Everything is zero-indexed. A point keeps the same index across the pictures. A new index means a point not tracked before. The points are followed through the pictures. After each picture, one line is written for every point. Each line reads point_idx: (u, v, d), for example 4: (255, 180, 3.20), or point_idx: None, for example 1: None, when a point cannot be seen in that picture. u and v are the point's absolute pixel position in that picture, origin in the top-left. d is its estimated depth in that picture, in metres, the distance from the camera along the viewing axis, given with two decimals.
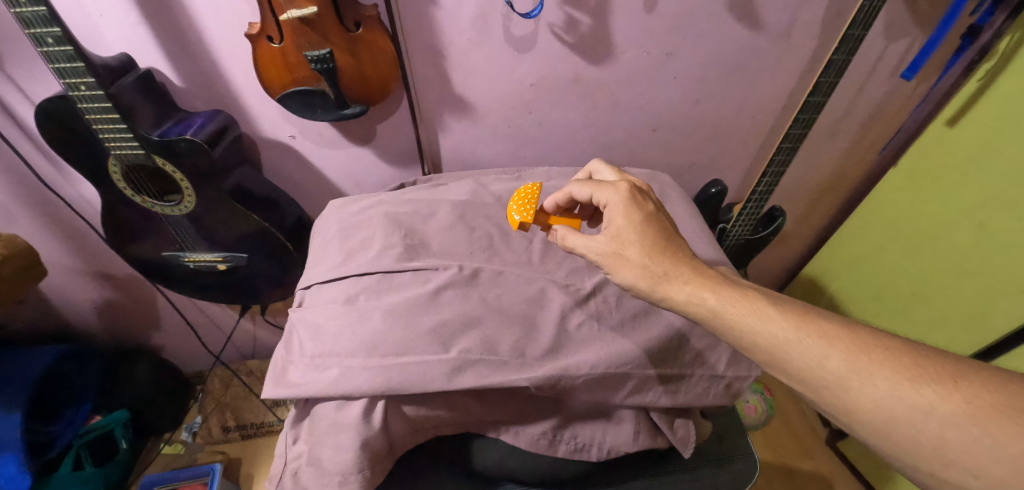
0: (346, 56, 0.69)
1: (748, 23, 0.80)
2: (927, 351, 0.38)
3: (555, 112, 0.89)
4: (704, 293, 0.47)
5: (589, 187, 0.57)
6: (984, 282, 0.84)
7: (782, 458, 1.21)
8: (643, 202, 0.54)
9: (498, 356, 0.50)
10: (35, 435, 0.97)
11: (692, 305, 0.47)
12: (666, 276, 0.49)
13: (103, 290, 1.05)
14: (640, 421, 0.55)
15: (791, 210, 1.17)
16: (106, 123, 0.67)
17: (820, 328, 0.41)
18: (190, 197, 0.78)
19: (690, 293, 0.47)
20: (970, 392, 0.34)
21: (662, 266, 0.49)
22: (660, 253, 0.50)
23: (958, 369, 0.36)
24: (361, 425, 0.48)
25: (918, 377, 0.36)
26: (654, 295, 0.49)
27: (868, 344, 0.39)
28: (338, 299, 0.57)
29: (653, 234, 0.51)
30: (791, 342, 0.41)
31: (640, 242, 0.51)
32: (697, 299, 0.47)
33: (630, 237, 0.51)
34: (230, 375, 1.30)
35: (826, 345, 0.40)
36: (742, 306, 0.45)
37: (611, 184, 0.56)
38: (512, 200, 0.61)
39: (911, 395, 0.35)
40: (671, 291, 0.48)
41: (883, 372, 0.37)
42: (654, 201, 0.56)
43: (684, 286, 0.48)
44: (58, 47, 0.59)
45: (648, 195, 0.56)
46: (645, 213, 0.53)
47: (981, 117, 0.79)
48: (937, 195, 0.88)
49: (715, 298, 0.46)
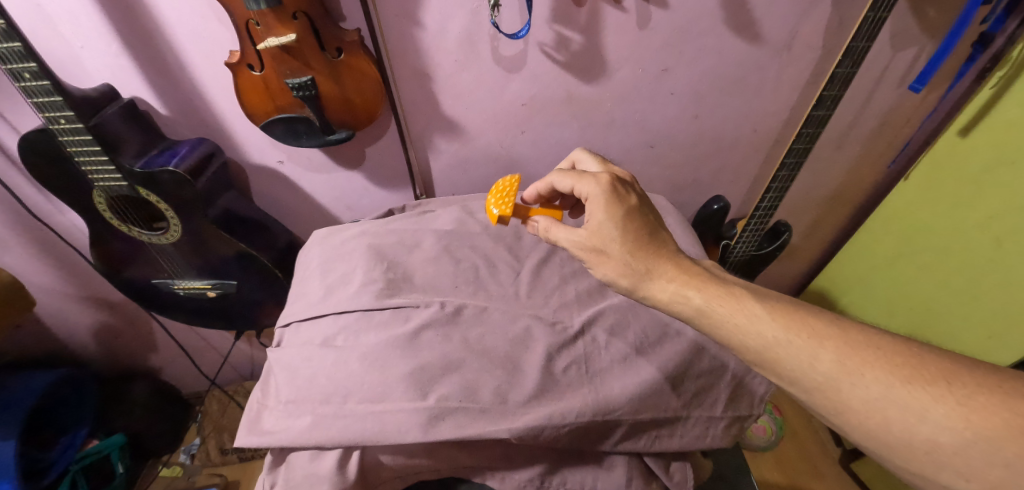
0: (329, 83, 0.67)
1: (748, 37, 0.77)
2: (922, 349, 0.36)
3: (548, 131, 0.87)
4: (689, 291, 0.45)
5: (571, 178, 0.53)
6: (1001, 296, 0.79)
7: (795, 481, 1.15)
8: (624, 194, 0.51)
9: (477, 403, 0.48)
10: (32, 462, 0.95)
11: (677, 304, 0.45)
12: (650, 273, 0.47)
13: (97, 314, 1.04)
14: (632, 467, 0.51)
15: (798, 224, 1.13)
16: (88, 155, 0.67)
17: (810, 326, 0.39)
18: (175, 227, 0.77)
19: (675, 291, 0.46)
20: (964, 394, 0.33)
21: (644, 262, 0.48)
22: (644, 250, 0.48)
23: (952, 369, 0.34)
24: (335, 477, 0.46)
25: (911, 378, 0.34)
26: (636, 291, 0.48)
27: (859, 343, 0.37)
28: (316, 340, 0.56)
29: (636, 230, 0.49)
30: (780, 342, 0.39)
31: (622, 239, 0.49)
32: (682, 297, 0.45)
33: (612, 235, 0.49)
34: (228, 399, 1.27)
35: (816, 345, 0.38)
36: (729, 304, 0.43)
37: (593, 176, 0.52)
38: (490, 195, 0.60)
39: (903, 397, 0.34)
40: (655, 289, 0.47)
41: (874, 372, 0.35)
42: (637, 194, 0.53)
43: (669, 284, 0.46)
44: (35, 81, 0.59)
45: (629, 187, 0.53)
46: (627, 207, 0.50)
47: (993, 125, 0.76)
48: (951, 206, 0.84)
49: (701, 297, 0.44)
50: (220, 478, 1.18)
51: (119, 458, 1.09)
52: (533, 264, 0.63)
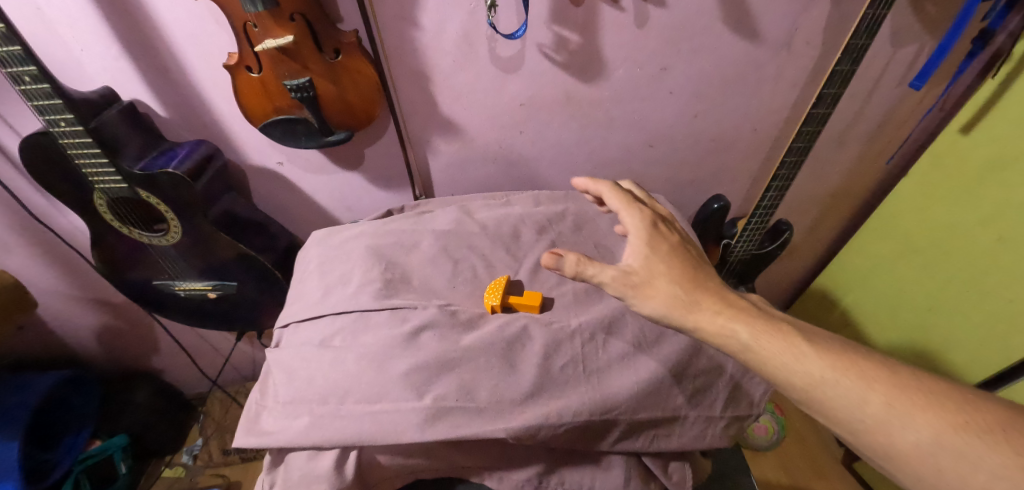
0: (327, 84, 0.67)
1: (747, 35, 0.77)
2: (973, 397, 0.37)
3: (546, 131, 0.87)
4: (736, 325, 0.44)
5: (620, 202, 0.56)
6: (1008, 298, 0.78)
7: (796, 480, 1.15)
8: (666, 231, 0.53)
9: (474, 403, 0.48)
10: (36, 462, 0.96)
11: (724, 338, 0.44)
12: (696, 303, 0.46)
13: (100, 316, 1.05)
14: (631, 467, 0.51)
15: (800, 222, 1.12)
16: (88, 158, 0.67)
17: (859, 367, 0.40)
18: (176, 229, 0.77)
19: (722, 324, 0.45)
20: (1018, 444, 0.34)
21: (689, 293, 0.47)
22: (689, 282, 0.48)
23: (1003, 418, 0.35)
24: (332, 477, 0.46)
25: (963, 425, 0.35)
26: (683, 323, 0.46)
27: (910, 387, 0.38)
28: (314, 340, 0.56)
29: (680, 264, 0.50)
30: (827, 382, 0.39)
31: (667, 271, 0.49)
32: (728, 331, 0.44)
33: (658, 267, 0.49)
34: (230, 400, 1.29)
35: (865, 387, 0.39)
36: (775, 340, 0.43)
37: (638, 209, 0.55)
38: (483, 291, 0.60)
39: (956, 444, 0.35)
40: (701, 320, 0.45)
41: (926, 417, 0.36)
42: (678, 232, 0.55)
43: (714, 316, 0.45)
44: (35, 85, 0.59)
45: (671, 225, 0.55)
46: (669, 243, 0.52)
47: (996, 123, 0.75)
48: (957, 205, 0.83)
49: (747, 332, 0.44)
50: (222, 479, 1.18)
51: (123, 458, 1.10)
52: (531, 263, 0.63)
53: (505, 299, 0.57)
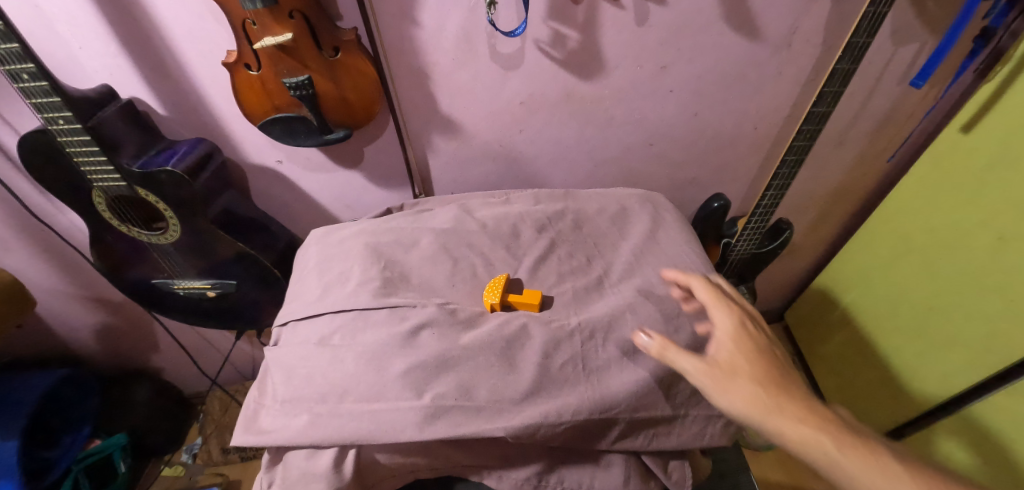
0: (326, 81, 0.67)
1: (747, 33, 0.76)
2: None
3: (546, 130, 0.87)
4: (823, 437, 0.43)
5: (709, 296, 0.53)
6: (1007, 298, 0.77)
7: (796, 480, 1.15)
8: (754, 330, 0.51)
9: (473, 402, 0.48)
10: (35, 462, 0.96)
11: (809, 448, 0.43)
12: (781, 408, 0.44)
13: (99, 314, 1.05)
14: (630, 466, 0.51)
15: (800, 221, 1.12)
16: (86, 156, 0.67)
17: None
18: (175, 227, 0.77)
19: (808, 434, 0.43)
20: None
21: (775, 396, 0.45)
22: (774, 385, 0.46)
23: None
24: (331, 476, 0.46)
25: None
26: (764, 426, 0.44)
27: None
28: (313, 339, 0.56)
29: (767, 365, 0.47)
30: None
31: (752, 371, 0.47)
32: (814, 442, 0.43)
33: (742, 365, 0.47)
34: (230, 398, 1.29)
35: None
36: (865, 458, 0.41)
37: (727, 304, 0.52)
38: (482, 289, 0.60)
39: None
40: (785, 428, 0.43)
41: None
42: (764, 330, 0.52)
43: (799, 424, 0.44)
44: (33, 82, 0.59)
45: (758, 323, 0.53)
46: (755, 342, 0.49)
47: (998, 122, 0.74)
48: (959, 203, 0.82)
49: (835, 446, 0.42)
50: (221, 478, 1.18)
51: (122, 458, 1.10)
52: (531, 262, 0.63)
53: (504, 298, 0.57)
